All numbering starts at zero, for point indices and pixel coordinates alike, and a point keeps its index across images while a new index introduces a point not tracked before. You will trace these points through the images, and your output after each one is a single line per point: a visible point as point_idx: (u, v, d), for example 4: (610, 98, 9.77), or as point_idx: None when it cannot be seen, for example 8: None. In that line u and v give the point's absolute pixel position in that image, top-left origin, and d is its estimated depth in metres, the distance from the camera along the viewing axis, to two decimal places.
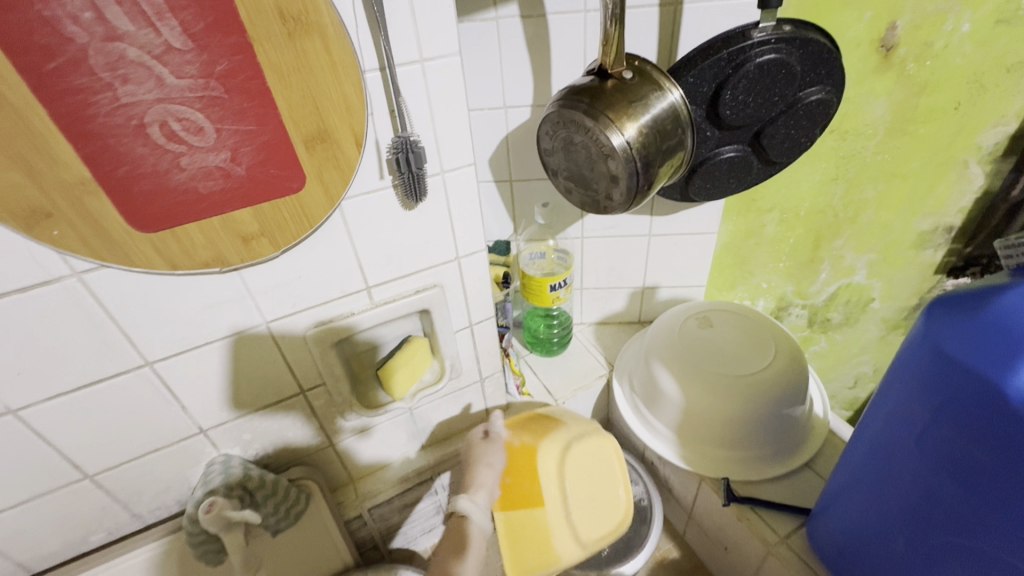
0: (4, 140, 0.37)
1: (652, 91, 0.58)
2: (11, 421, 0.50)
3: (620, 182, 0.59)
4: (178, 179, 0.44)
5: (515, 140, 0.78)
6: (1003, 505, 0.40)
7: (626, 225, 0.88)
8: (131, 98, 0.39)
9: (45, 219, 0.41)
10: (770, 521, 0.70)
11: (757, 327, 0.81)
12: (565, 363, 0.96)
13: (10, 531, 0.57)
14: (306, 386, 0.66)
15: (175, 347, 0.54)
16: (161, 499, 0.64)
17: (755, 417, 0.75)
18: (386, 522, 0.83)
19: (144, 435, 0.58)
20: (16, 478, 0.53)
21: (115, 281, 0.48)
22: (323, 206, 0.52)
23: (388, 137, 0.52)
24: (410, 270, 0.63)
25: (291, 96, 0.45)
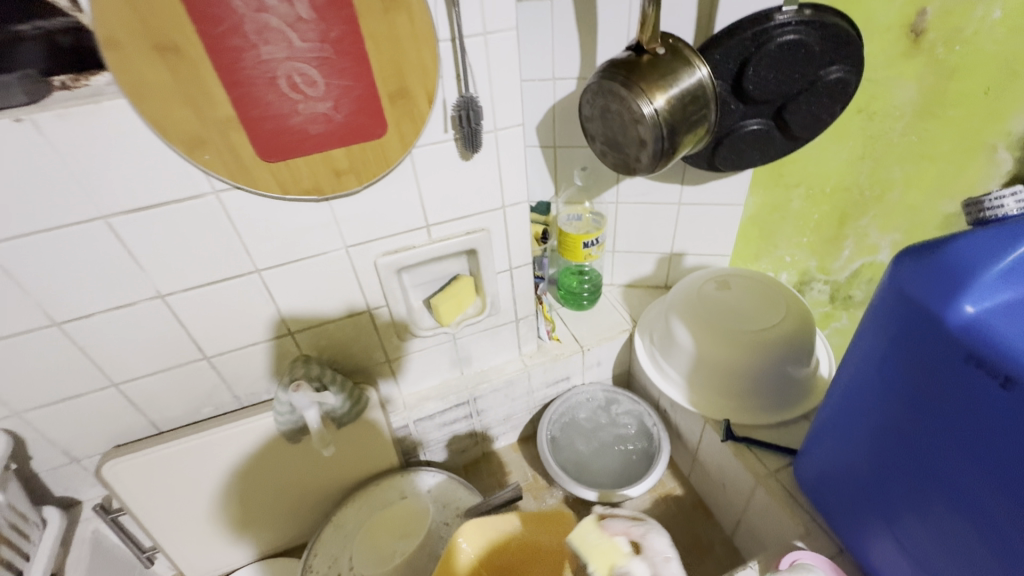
0: (183, 84, 0.51)
1: (682, 67, 0.67)
2: (159, 302, 0.66)
3: (647, 146, 0.68)
4: (295, 121, 0.57)
5: (561, 110, 0.88)
6: (941, 422, 0.48)
7: (658, 193, 0.97)
8: (270, 56, 0.52)
9: (201, 146, 0.56)
10: (762, 458, 0.80)
11: (771, 292, 0.88)
12: (593, 317, 1.06)
13: (149, 392, 0.74)
14: (372, 306, 0.80)
15: (277, 259, 0.69)
16: (256, 386, 0.80)
17: (760, 369, 0.83)
18: (427, 436, 0.97)
19: (250, 329, 0.74)
20: (160, 349, 0.70)
21: (241, 199, 0.62)
22: (399, 150, 0.64)
23: (453, 97, 0.63)
24: (463, 213, 0.75)
25: (383, 59, 0.57)
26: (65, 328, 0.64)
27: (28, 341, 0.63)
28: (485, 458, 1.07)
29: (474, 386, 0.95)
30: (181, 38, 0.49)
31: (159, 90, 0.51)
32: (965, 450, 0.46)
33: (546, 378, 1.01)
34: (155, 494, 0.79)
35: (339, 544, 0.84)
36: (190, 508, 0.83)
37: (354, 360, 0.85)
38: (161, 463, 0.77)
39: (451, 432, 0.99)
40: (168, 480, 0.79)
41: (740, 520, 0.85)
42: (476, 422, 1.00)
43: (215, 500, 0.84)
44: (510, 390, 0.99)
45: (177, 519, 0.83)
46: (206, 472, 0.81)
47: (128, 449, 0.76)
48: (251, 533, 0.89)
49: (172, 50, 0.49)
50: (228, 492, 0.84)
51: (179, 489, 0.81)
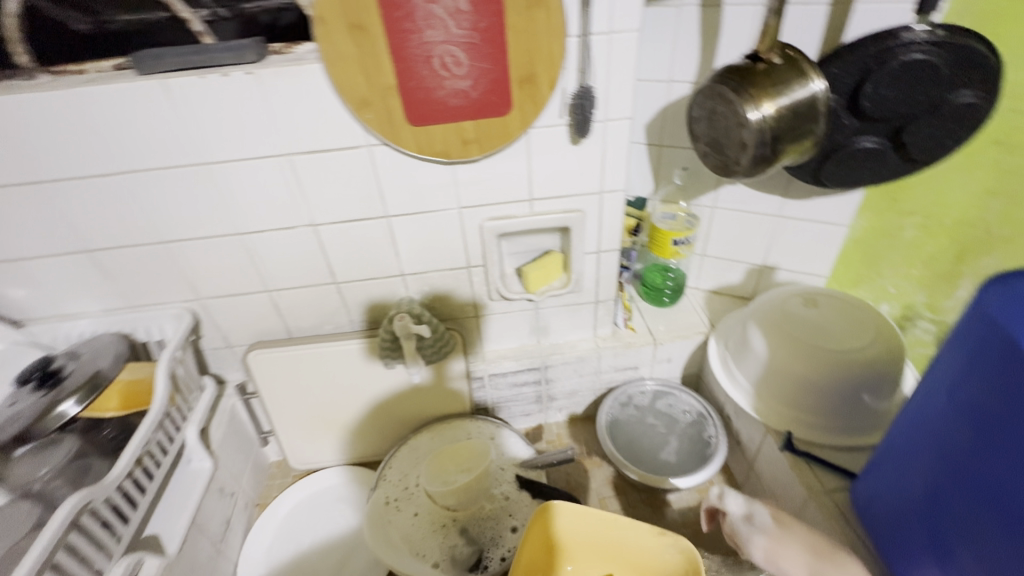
0: (363, 57, 0.65)
1: (796, 78, 0.69)
2: (312, 229, 0.83)
3: (748, 150, 0.71)
4: (439, 94, 0.69)
5: (672, 111, 0.93)
6: (1002, 446, 0.48)
7: (758, 202, 0.98)
8: (430, 39, 0.64)
9: (366, 107, 0.69)
10: (820, 475, 0.80)
11: (862, 316, 0.86)
12: (671, 314, 1.10)
13: (290, 303, 0.92)
14: (472, 264, 0.91)
15: (405, 210, 0.82)
16: (368, 314, 0.96)
17: (833, 388, 0.82)
18: (498, 392, 1.08)
19: (372, 265, 0.89)
20: (304, 268, 0.87)
21: (387, 155, 0.76)
22: (519, 128, 0.73)
23: (573, 87, 0.72)
24: (564, 193, 0.84)
25: (518, 49, 0.66)
26: (245, 238, 0.82)
27: (217, 244, 0.82)
28: (546, 427, 1.15)
29: (547, 355, 1.04)
30: (368, 20, 0.63)
31: (345, 60, 0.65)
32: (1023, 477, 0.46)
33: (615, 362, 1.07)
34: (279, 387, 0.98)
35: (409, 463, 0.98)
36: (301, 406, 1.01)
37: (448, 309, 0.97)
38: (288, 362, 0.95)
39: (519, 394, 1.09)
40: (290, 378, 0.97)
41: None
42: (543, 390, 1.09)
43: (320, 404, 1.01)
44: (580, 366, 1.06)
45: (290, 412, 1.01)
46: (318, 378, 0.98)
47: (267, 346, 0.95)
48: (342, 441, 1.06)
49: (360, 29, 0.63)
50: (331, 400, 1.01)
51: (296, 388, 0.99)
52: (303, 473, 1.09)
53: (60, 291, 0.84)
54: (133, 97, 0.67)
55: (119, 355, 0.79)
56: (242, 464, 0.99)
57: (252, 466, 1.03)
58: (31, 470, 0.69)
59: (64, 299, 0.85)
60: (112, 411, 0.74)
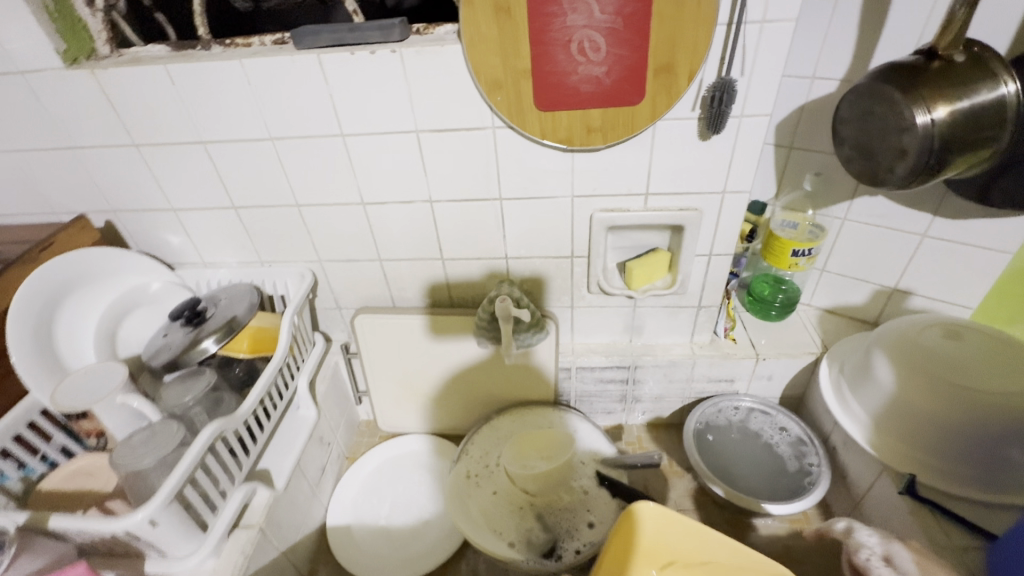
0: (503, 38, 0.66)
1: (982, 79, 0.61)
2: (428, 206, 0.86)
3: (908, 158, 0.64)
4: (572, 79, 0.68)
5: (810, 110, 0.86)
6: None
7: (900, 218, 0.88)
8: (572, 23, 0.64)
9: (498, 89, 0.70)
10: (946, 529, 0.71)
11: (1019, 357, 0.75)
12: (778, 329, 1.02)
13: (397, 274, 0.97)
14: (575, 255, 0.90)
15: (519, 194, 0.83)
16: (467, 293, 0.99)
17: (972, 433, 0.73)
18: (583, 386, 1.07)
19: (479, 245, 0.91)
20: (415, 242, 0.91)
21: (509, 138, 0.77)
22: (647, 119, 0.71)
23: (711, 79, 0.68)
24: (682, 190, 0.80)
25: (661, 36, 0.64)
26: (367, 208, 0.87)
27: (344, 212, 0.88)
28: (626, 428, 1.13)
29: (639, 354, 1.01)
30: (514, 3, 0.63)
31: (486, 42, 0.67)
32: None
33: (710, 372, 1.02)
34: (378, 352, 1.04)
35: (491, 442, 1.00)
36: (395, 373, 1.06)
37: (544, 297, 0.97)
38: (389, 329, 1.01)
39: (604, 391, 1.07)
40: (388, 345, 1.03)
41: None
42: (628, 390, 1.07)
43: (412, 373, 1.06)
44: (671, 371, 1.03)
45: (385, 378, 1.07)
46: (414, 348, 1.03)
47: (372, 313, 1.00)
48: (427, 410, 1.10)
49: (505, 11, 0.64)
50: (422, 370, 1.05)
51: (393, 355, 1.04)
52: (389, 435, 1.15)
53: (208, 242, 0.95)
54: (290, 70, 0.73)
55: (252, 305, 0.88)
56: (338, 418, 1.07)
57: (346, 421, 1.11)
58: (179, 395, 0.76)
59: (209, 249, 0.96)
60: (243, 352, 0.83)
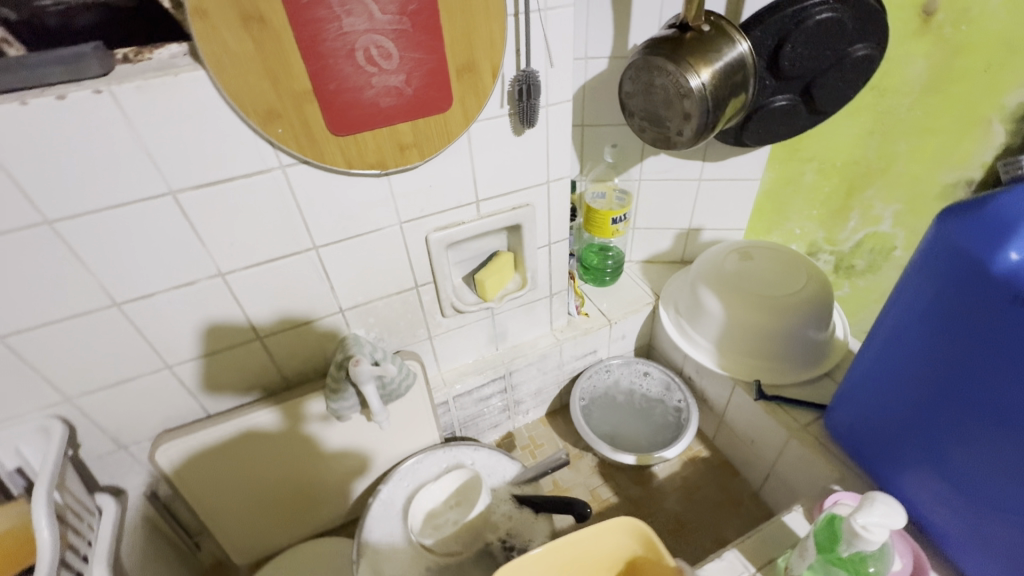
0: (265, 55, 0.51)
1: (724, 42, 0.70)
2: (219, 280, 0.66)
3: (692, 120, 0.71)
4: (368, 94, 0.57)
5: (592, 89, 0.91)
6: (995, 353, 0.52)
7: (680, 169, 1.01)
8: (351, 28, 0.52)
9: (276, 119, 0.55)
10: (793, 414, 0.85)
11: (791, 261, 0.93)
12: (616, 291, 1.10)
13: (202, 374, 0.73)
14: (420, 283, 0.81)
15: (337, 236, 0.69)
16: (304, 365, 0.80)
17: (785, 330, 0.88)
18: (465, 411, 1.00)
19: (305, 307, 0.74)
20: (216, 329, 0.70)
21: (307, 175, 0.62)
22: (460, 123, 0.64)
23: (512, 72, 0.65)
24: (510, 188, 0.77)
25: (455, 32, 0.57)
26: (126, 309, 0.62)
27: (87, 324, 0.62)
28: (516, 433, 1.10)
29: (510, 359, 0.98)
30: (268, 8, 0.49)
31: (240, 61, 0.51)
32: (1020, 380, 0.51)
33: (576, 351, 1.04)
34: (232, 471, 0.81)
35: (385, 518, 0.85)
36: (254, 492, 0.84)
37: (398, 338, 0.85)
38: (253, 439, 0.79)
39: (486, 407, 1.02)
40: (244, 461, 0.81)
41: (769, 474, 0.91)
42: (509, 398, 1.03)
43: (273, 486, 0.85)
44: (543, 364, 1.02)
45: (234, 503, 0.84)
46: (277, 456, 0.83)
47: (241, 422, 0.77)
48: (298, 514, 0.90)
49: (258, 20, 0.49)
50: (286, 478, 0.86)
51: (251, 471, 0.82)
52: (253, 566, 0.91)
53: None
54: None
55: None
56: None
57: None
58: None
59: None
60: None
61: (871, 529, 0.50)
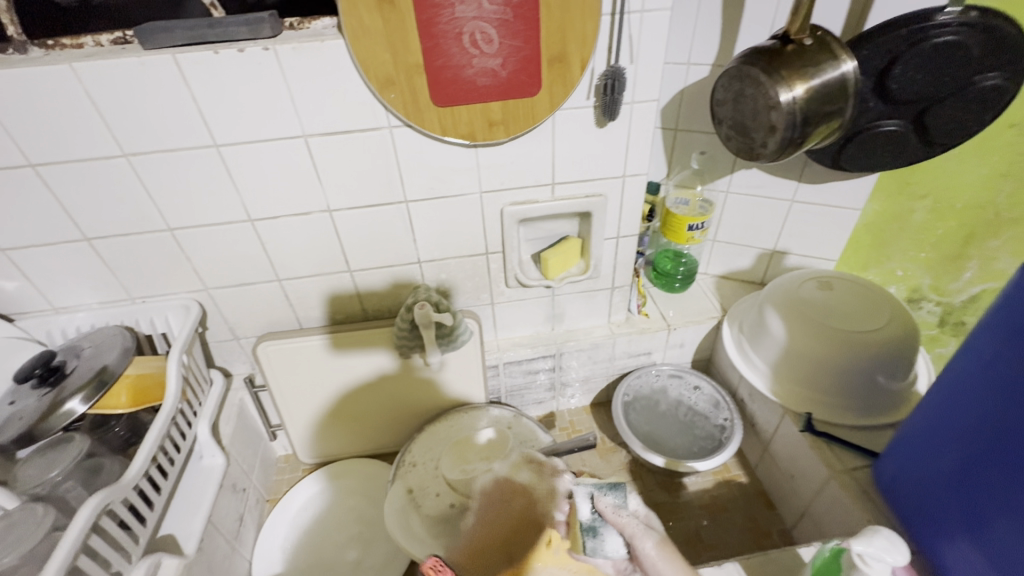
0: (389, 31, 0.62)
1: (828, 59, 0.69)
2: (327, 215, 0.79)
3: (777, 133, 0.71)
4: (468, 73, 0.66)
5: (689, 95, 0.92)
6: None
7: (772, 187, 0.98)
8: (462, 15, 0.62)
9: (390, 86, 0.66)
10: (840, 455, 0.81)
11: (876, 299, 0.87)
12: (683, 299, 1.10)
13: (302, 292, 0.88)
14: (490, 251, 0.89)
15: (425, 195, 0.80)
16: (381, 303, 0.93)
17: (851, 368, 0.83)
18: (512, 380, 1.07)
19: (390, 252, 0.86)
20: (318, 256, 0.84)
21: (409, 137, 0.73)
22: (546, 109, 0.71)
23: (601, 67, 0.70)
24: (586, 177, 0.82)
25: (552, 26, 0.64)
26: (256, 225, 0.78)
27: (229, 231, 0.78)
28: (558, 414, 1.15)
29: (563, 341, 1.03)
30: None
31: (370, 35, 0.62)
32: None
33: (629, 349, 1.06)
34: (355, 382, 0.97)
35: (427, 450, 0.96)
36: (360, 406, 1.01)
37: (463, 297, 0.95)
38: (380, 362, 0.96)
39: (533, 382, 1.08)
40: (365, 379, 0.97)
41: (805, 513, 0.87)
42: (556, 378, 1.09)
43: (362, 405, 1.00)
44: (594, 353, 1.06)
45: (338, 408, 1.00)
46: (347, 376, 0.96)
47: (378, 347, 0.94)
48: (354, 434, 1.04)
49: (388, 3, 0.60)
50: (376, 401, 1.00)
51: (366, 388, 0.98)
52: (313, 467, 1.07)
53: (58, 283, 0.79)
54: (137, 73, 0.63)
55: (127, 348, 0.76)
56: (251, 460, 0.96)
57: (261, 460, 1.01)
58: (41, 471, 0.65)
59: (60, 291, 0.81)
60: (123, 406, 0.72)
61: (869, 562, 0.49)
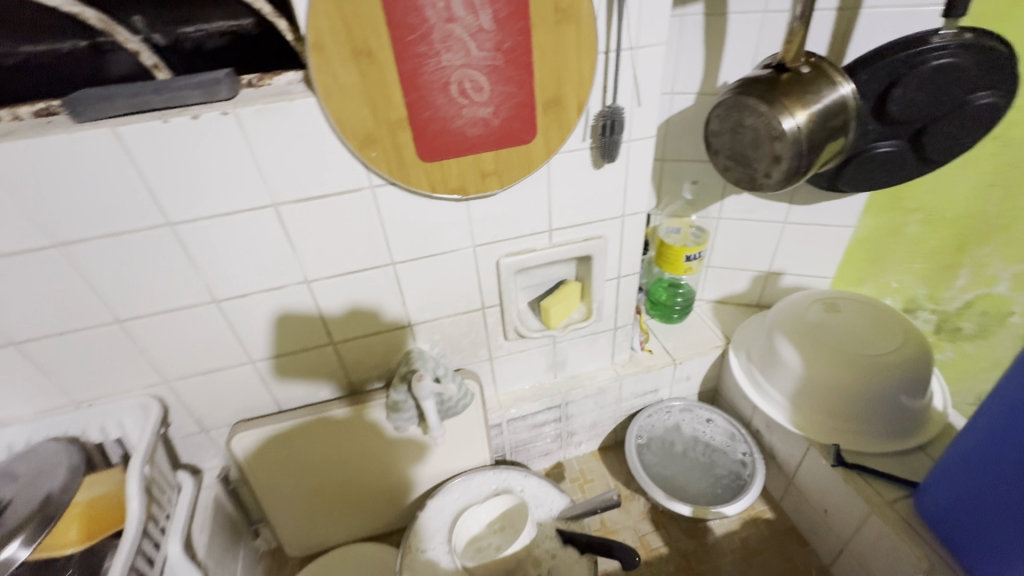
0: (369, 85, 0.55)
1: (825, 85, 0.68)
2: (304, 287, 0.71)
3: (782, 163, 0.68)
4: (457, 124, 0.60)
5: (674, 124, 0.90)
6: None
7: (765, 211, 0.96)
8: (448, 63, 0.56)
9: (371, 143, 0.59)
10: (876, 487, 0.77)
11: (883, 317, 0.85)
12: (684, 330, 1.06)
13: (280, 371, 0.78)
14: (486, 305, 0.82)
15: (414, 254, 0.72)
16: (370, 373, 0.84)
17: (873, 394, 0.80)
18: (517, 436, 0.99)
19: (378, 318, 0.78)
20: (294, 330, 0.74)
21: (393, 196, 0.66)
22: (542, 154, 0.65)
23: (597, 107, 0.66)
24: (585, 220, 0.77)
25: (546, 69, 0.59)
26: (223, 305, 0.69)
27: (191, 316, 0.68)
28: (566, 464, 1.08)
29: (568, 390, 0.96)
30: (378, 45, 0.53)
31: (347, 90, 0.55)
32: None
33: (636, 388, 1.01)
34: (352, 467, 0.88)
35: (434, 527, 0.86)
36: (359, 488, 0.91)
37: (459, 355, 0.87)
38: (378, 442, 0.87)
39: (539, 434, 1.01)
40: (363, 461, 0.88)
41: (843, 550, 0.83)
42: (563, 428, 1.02)
43: (358, 485, 0.90)
44: (601, 397, 1.00)
45: (335, 493, 0.90)
46: (338, 456, 0.86)
47: (377, 423, 0.85)
48: (351, 517, 0.93)
49: (366, 54, 0.53)
50: (371, 479, 0.90)
51: (365, 471, 0.89)
52: (304, 559, 0.95)
53: None
54: (67, 151, 0.53)
55: (75, 469, 0.65)
56: (232, 567, 0.84)
57: (243, 563, 0.88)
58: None
59: None
60: (74, 544, 0.59)
61: None
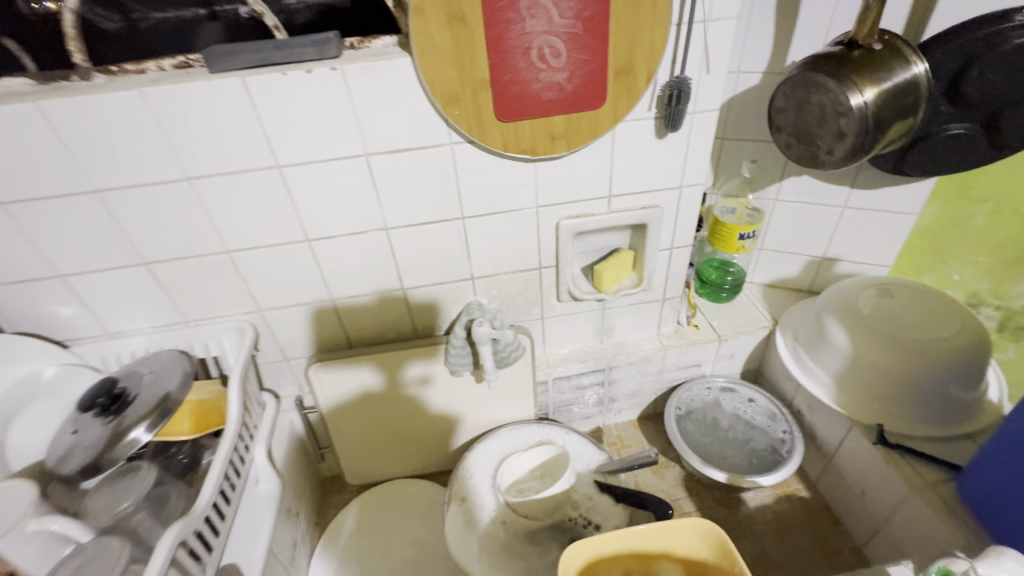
0: (459, 47, 0.61)
1: (897, 63, 0.69)
2: (384, 234, 0.78)
3: (846, 139, 0.69)
4: (534, 88, 0.65)
5: (737, 103, 0.91)
6: None
7: (825, 194, 0.96)
8: (531, 29, 0.61)
9: (456, 103, 0.66)
10: (917, 468, 0.78)
11: (941, 304, 0.85)
12: (731, 309, 1.08)
13: (354, 311, 0.87)
14: (543, 265, 0.88)
15: (482, 210, 0.79)
16: (432, 321, 0.91)
17: (922, 379, 0.81)
18: (561, 396, 1.05)
19: (445, 269, 0.85)
20: (370, 273, 0.83)
21: (469, 153, 0.72)
22: (609, 120, 0.70)
23: (665, 78, 0.69)
24: (644, 189, 0.81)
25: (620, 39, 0.64)
26: (314, 245, 0.78)
27: (286, 252, 0.78)
28: (605, 429, 1.13)
29: (612, 355, 1.01)
30: (470, 11, 0.59)
31: (439, 52, 0.62)
32: None
33: (679, 361, 1.04)
34: (408, 407, 0.96)
35: (482, 467, 0.94)
36: (414, 428, 0.99)
37: (513, 312, 0.93)
38: (434, 387, 0.95)
39: (581, 396, 1.06)
40: (420, 402, 0.96)
41: (878, 530, 0.85)
42: (604, 393, 1.07)
43: (413, 424, 0.98)
44: (644, 366, 1.04)
45: (392, 431, 0.99)
46: (399, 395, 0.95)
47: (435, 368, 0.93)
48: (404, 454, 1.02)
49: (460, 19, 0.60)
50: (426, 420, 0.98)
51: (419, 412, 0.98)
52: (361, 488, 1.05)
53: (113, 308, 0.79)
54: (206, 96, 0.62)
55: (186, 375, 0.74)
56: (302, 483, 0.94)
57: (310, 483, 0.99)
58: (111, 503, 0.65)
59: (114, 316, 0.80)
60: (185, 433, 0.71)
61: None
